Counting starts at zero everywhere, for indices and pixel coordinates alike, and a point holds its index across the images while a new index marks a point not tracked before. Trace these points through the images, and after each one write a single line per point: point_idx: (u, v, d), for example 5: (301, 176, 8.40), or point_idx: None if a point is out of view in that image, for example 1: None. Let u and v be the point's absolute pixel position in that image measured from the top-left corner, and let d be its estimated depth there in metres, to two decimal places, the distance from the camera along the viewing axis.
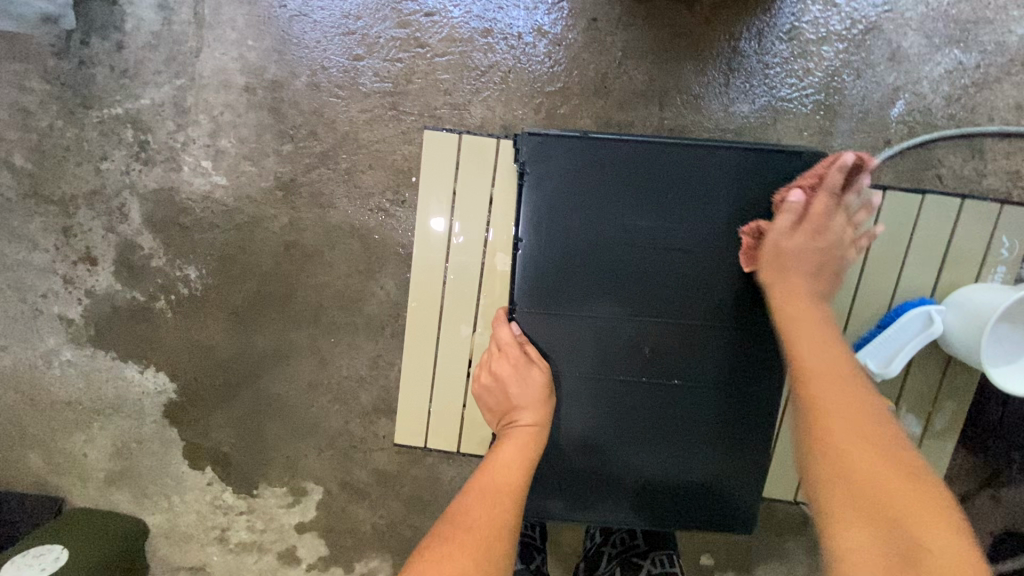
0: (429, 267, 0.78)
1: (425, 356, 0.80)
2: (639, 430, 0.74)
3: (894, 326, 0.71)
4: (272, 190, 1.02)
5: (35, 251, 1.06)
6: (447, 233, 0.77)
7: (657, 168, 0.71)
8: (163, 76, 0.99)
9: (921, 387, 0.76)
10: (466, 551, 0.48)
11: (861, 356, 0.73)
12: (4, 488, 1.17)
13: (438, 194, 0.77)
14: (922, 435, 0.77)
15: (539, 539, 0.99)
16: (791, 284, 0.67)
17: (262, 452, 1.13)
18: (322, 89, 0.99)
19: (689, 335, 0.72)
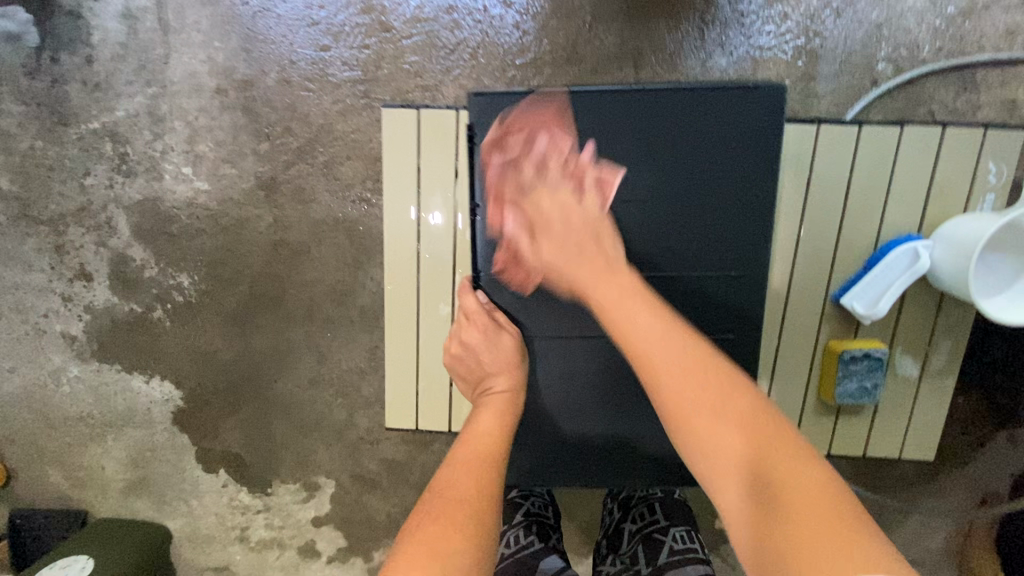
0: (401, 248, 0.77)
1: (407, 338, 0.80)
2: (616, 387, 0.73)
3: (879, 266, 0.69)
4: (253, 190, 1.02)
5: (32, 272, 1.08)
6: (415, 213, 0.76)
7: (608, 118, 0.67)
8: (135, 85, 0.99)
9: (916, 328, 0.74)
10: (458, 529, 0.48)
11: (847, 300, 0.71)
12: (29, 505, 1.20)
13: (402, 174, 0.75)
14: (920, 375, 0.75)
15: (552, 517, 0.94)
16: (586, 264, 0.65)
17: (271, 450, 1.15)
18: (293, 83, 0.98)
19: (658, 288, 0.70)
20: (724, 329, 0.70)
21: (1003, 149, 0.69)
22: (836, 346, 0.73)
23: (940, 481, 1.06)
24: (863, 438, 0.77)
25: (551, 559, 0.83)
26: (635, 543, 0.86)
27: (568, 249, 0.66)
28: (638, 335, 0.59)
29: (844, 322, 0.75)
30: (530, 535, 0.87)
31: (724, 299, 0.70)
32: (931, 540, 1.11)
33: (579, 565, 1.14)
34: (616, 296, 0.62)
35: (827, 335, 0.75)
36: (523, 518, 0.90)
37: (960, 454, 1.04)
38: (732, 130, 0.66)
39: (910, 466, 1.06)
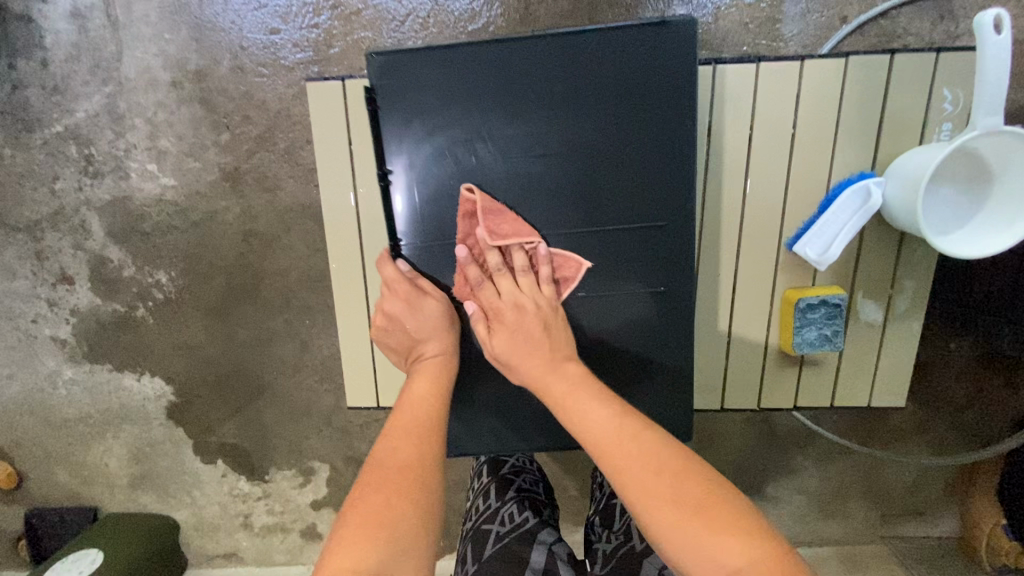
0: (342, 225, 0.76)
1: (357, 315, 0.80)
2: None
3: (831, 209, 0.67)
4: (219, 182, 1.01)
5: (16, 279, 1.10)
6: (353, 190, 0.75)
7: (515, 69, 0.66)
8: (92, 85, 0.99)
9: (877, 268, 0.71)
10: (403, 493, 0.50)
11: (799, 248, 0.69)
12: (41, 504, 1.25)
13: (334, 152, 0.74)
14: (885, 321, 0.73)
15: (542, 492, 0.94)
16: (534, 361, 0.62)
17: (263, 438, 1.17)
18: (246, 70, 0.97)
19: (581, 241, 0.69)
20: (656, 283, 0.70)
21: (955, 73, 0.66)
22: (793, 295, 0.71)
23: (935, 429, 1.04)
24: (834, 388, 0.76)
25: (548, 534, 0.82)
26: (631, 519, 0.84)
27: (521, 346, 0.63)
28: (592, 425, 0.55)
29: (806, 270, 0.72)
30: (524, 512, 0.85)
31: (656, 251, 0.69)
32: (930, 490, 1.09)
33: (575, 532, 1.15)
34: (565, 386, 0.59)
35: (783, 285, 0.73)
36: (515, 493, 0.89)
37: (955, 401, 1.01)
38: (648, 74, 0.65)
39: (904, 416, 1.04)
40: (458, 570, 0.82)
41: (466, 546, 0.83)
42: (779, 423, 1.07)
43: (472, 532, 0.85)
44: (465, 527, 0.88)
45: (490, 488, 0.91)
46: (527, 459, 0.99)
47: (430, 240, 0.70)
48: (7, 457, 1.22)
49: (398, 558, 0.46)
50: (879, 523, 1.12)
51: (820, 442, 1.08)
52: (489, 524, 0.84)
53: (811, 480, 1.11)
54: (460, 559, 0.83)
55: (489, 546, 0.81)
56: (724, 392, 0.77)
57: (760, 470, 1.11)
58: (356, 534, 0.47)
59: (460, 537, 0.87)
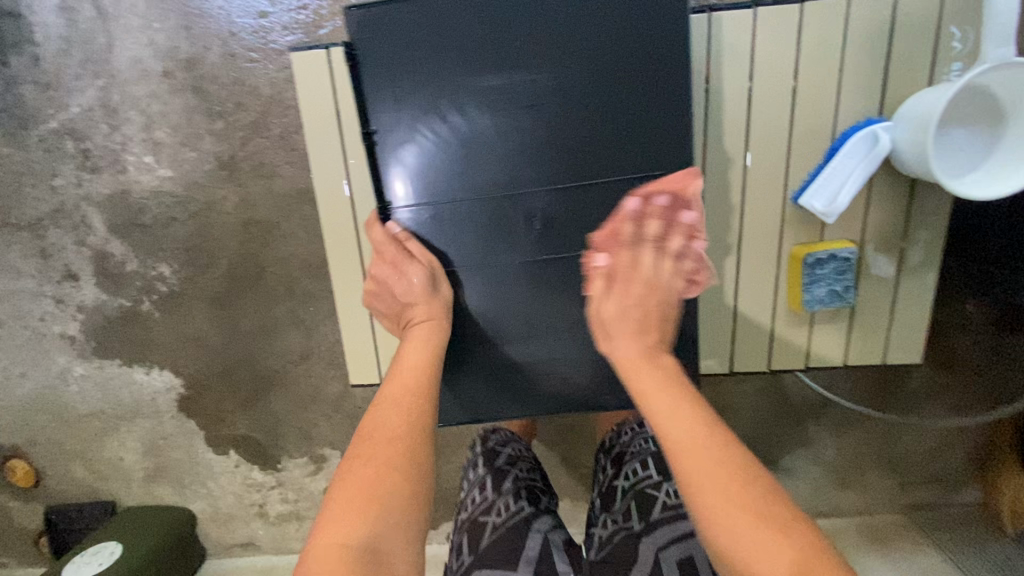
0: (335, 200, 0.75)
1: (354, 291, 0.79)
2: (553, 307, 0.72)
3: (838, 156, 0.65)
4: (215, 171, 1.01)
5: (22, 278, 1.10)
6: (344, 164, 0.74)
7: (497, 16, 0.64)
8: (84, 79, 0.98)
9: (888, 220, 0.69)
10: (391, 465, 0.51)
11: (805, 199, 0.67)
12: (61, 500, 1.27)
13: (322, 125, 0.73)
14: (898, 274, 0.71)
15: (539, 479, 0.93)
16: (632, 348, 0.61)
17: (273, 427, 1.17)
18: (237, 56, 0.96)
19: (572, 196, 0.68)
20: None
21: (964, 8, 0.63)
22: (801, 249, 0.70)
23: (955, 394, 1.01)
24: (843, 346, 0.74)
25: (542, 521, 0.82)
26: (629, 501, 0.81)
27: (634, 315, 0.64)
28: (674, 431, 0.53)
29: (814, 225, 0.70)
30: (520, 502, 0.84)
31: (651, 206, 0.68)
32: (951, 456, 1.07)
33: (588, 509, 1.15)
34: (648, 380, 0.58)
35: (791, 242, 0.71)
36: (511, 484, 0.88)
37: (974, 365, 0.98)
38: (635, 18, 0.63)
39: (923, 382, 1.01)
40: (453, 561, 0.82)
41: (461, 535, 0.83)
42: (793, 393, 1.06)
43: (466, 523, 0.84)
44: (459, 517, 0.86)
45: (486, 479, 0.89)
46: (522, 447, 0.98)
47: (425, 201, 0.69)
48: (24, 455, 1.23)
49: (385, 530, 0.48)
50: (898, 491, 1.10)
51: (835, 410, 1.07)
52: (486, 515, 0.83)
53: (826, 449, 1.09)
54: (455, 549, 0.82)
55: (484, 536, 0.80)
56: (729, 355, 0.76)
57: (773, 441, 1.09)
58: (345, 508, 0.48)
59: (454, 527, 0.86)
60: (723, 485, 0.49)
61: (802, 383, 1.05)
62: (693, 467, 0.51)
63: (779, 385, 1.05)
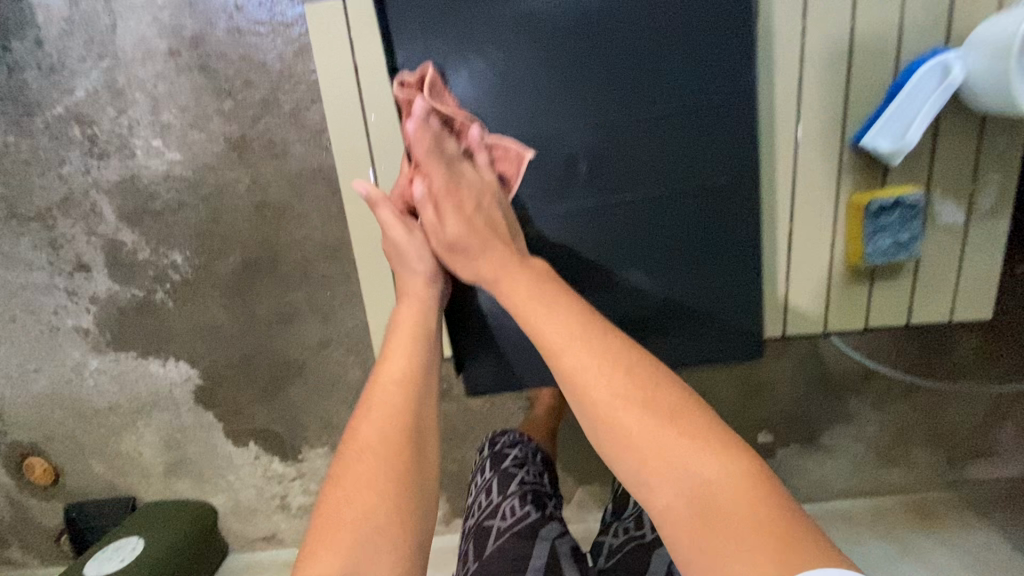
0: (356, 162, 0.72)
1: (379, 260, 0.75)
2: (600, 258, 0.68)
3: (907, 89, 0.60)
4: (226, 153, 0.98)
5: (33, 270, 1.08)
6: (365, 124, 0.70)
7: None
8: (88, 61, 0.95)
9: (955, 162, 0.65)
10: (376, 480, 0.47)
11: (870, 138, 0.62)
12: (81, 497, 1.25)
13: (339, 81, 0.68)
14: (968, 220, 0.67)
15: (547, 483, 0.89)
16: (487, 258, 0.60)
17: (293, 416, 1.15)
18: (244, 31, 0.92)
19: (614, 131, 0.65)
20: (716, 177, 0.65)
21: None
22: (862, 198, 0.65)
23: None
24: (907, 301, 0.70)
25: (550, 526, 0.78)
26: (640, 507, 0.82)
27: (477, 227, 0.61)
28: (551, 334, 0.52)
29: (876, 170, 0.66)
30: (526, 506, 0.80)
31: (698, 144, 0.65)
32: (1001, 428, 1.02)
33: None
34: (524, 294, 0.56)
35: (849, 190, 0.67)
36: (517, 488, 0.83)
37: None
38: None
39: (970, 351, 0.97)
40: (461, 569, 0.79)
41: (468, 542, 0.80)
42: (834, 367, 1.02)
43: (473, 528, 0.81)
44: (467, 522, 0.84)
45: (491, 484, 0.86)
46: (530, 448, 0.93)
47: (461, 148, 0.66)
48: (41, 452, 1.22)
49: (373, 552, 0.44)
50: (944, 468, 1.05)
51: (876, 383, 1.02)
52: (491, 519, 0.80)
53: (870, 425, 1.04)
54: (462, 558, 0.79)
55: (489, 542, 0.77)
56: (785, 317, 0.71)
57: (811, 416, 1.05)
58: (327, 537, 0.44)
59: (461, 534, 0.83)
60: (611, 394, 0.48)
61: (842, 355, 1.01)
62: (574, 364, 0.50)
63: (818, 354, 1.01)
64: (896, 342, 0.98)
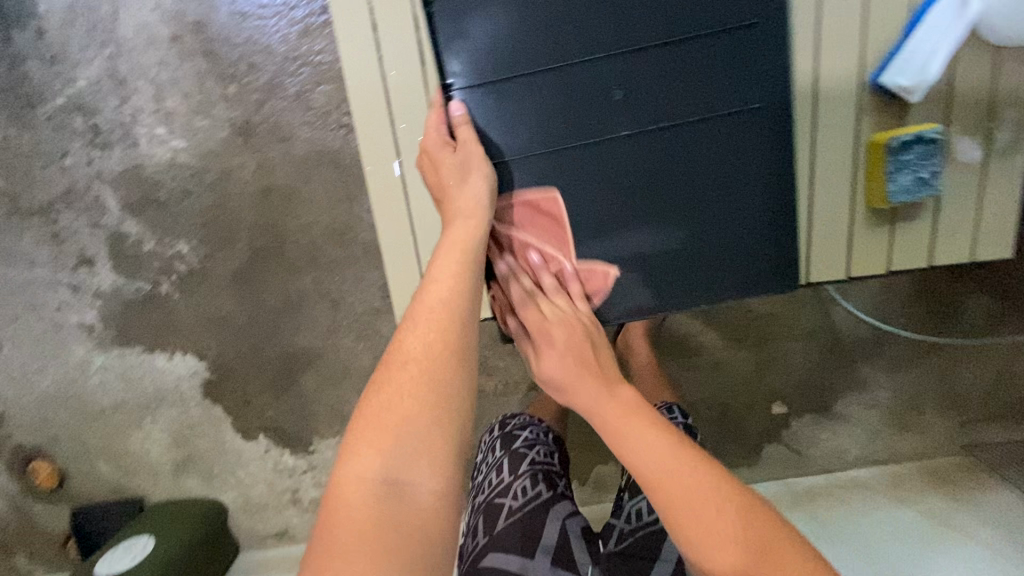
0: (372, 115, 0.72)
1: (398, 216, 0.76)
2: (631, 197, 0.62)
3: (921, 29, 0.62)
4: (231, 138, 0.97)
5: (36, 266, 1.06)
6: (383, 78, 0.71)
7: None
8: (90, 50, 0.95)
9: (973, 96, 0.65)
10: (412, 391, 0.46)
11: (885, 78, 0.63)
12: (87, 500, 1.22)
13: (355, 38, 0.69)
14: (985, 158, 0.67)
15: (557, 462, 0.84)
16: (589, 388, 0.54)
17: (304, 406, 1.13)
18: (247, 15, 0.92)
19: (655, 56, 0.59)
20: (749, 101, 0.59)
21: None
22: (881, 137, 0.65)
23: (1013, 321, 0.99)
24: (929, 242, 0.70)
25: (559, 505, 0.76)
26: (653, 489, 0.77)
27: (574, 363, 0.56)
28: (642, 462, 0.48)
29: (891, 110, 0.66)
30: (537, 486, 0.78)
31: (736, 65, 0.59)
32: (1013, 390, 1.03)
33: None
34: (619, 415, 0.52)
35: (869, 128, 0.66)
36: (528, 467, 0.80)
37: None
38: None
39: (981, 309, 1.00)
40: (469, 542, 0.79)
41: (477, 517, 0.79)
42: (845, 334, 1.02)
43: (482, 504, 0.80)
44: (475, 497, 0.82)
45: (502, 463, 0.82)
46: (540, 428, 0.88)
47: (484, 83, 0.61)
48: (46, 455, 1.19)
49: (410, 459, 0.44)
50: (958, 432, 1.05)
51: (891, 347, 1.03)
52: (501, 498, 0.78)
53: (883, 391, 1.05)
54: (470, 530, 0.79)
55: (499, 521, 0.76)
56: (807, 259, 0.71)
57: (824, 386, 1.05)
58: (366, 439, 0.45)
59: (470, 509, 0.82)
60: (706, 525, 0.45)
61: (855, 321, 1.02)
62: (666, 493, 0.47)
63: (828, 322, 1.02)
64: (904, 303, 1.01)
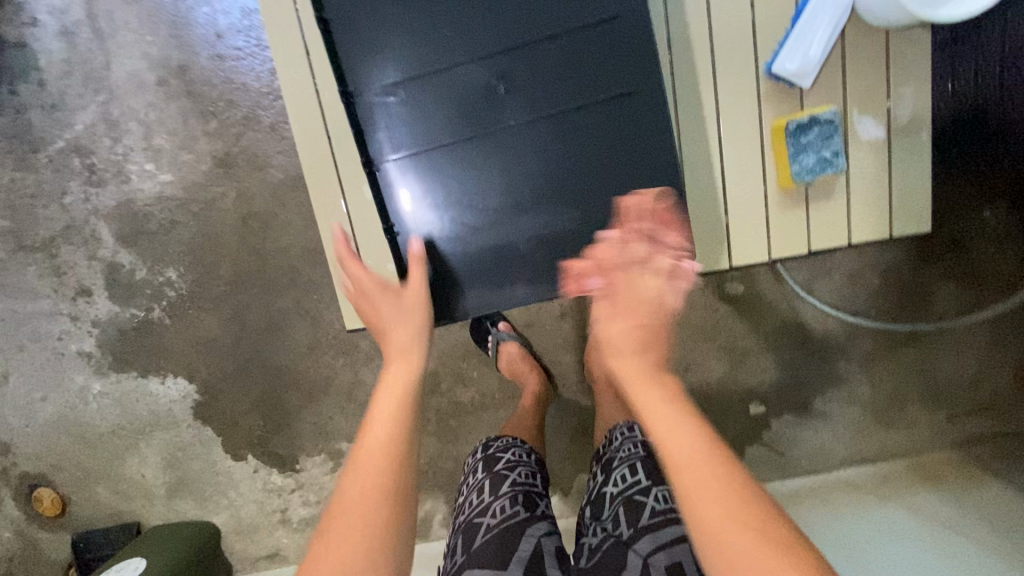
0: (311, 133, 0.71)
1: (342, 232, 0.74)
2: (533, 185, 0.65)
3: (803, 18, 0.65)
4: (213, 170, 1.05)
5: (39, 298, 1.14)
6: (318, 99, 0.70)
7: None
8: (86, 97, 1.04)
9: (870, 78, 0.67)
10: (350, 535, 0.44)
11: (777, 64, 0.66)
12: (87, 526, 1.26)
13: (292, 65, 0.69)
14: (888, 136, 0.69)
15: (540, 483, 0.78)
16: (637, 360, 0.50)
17: (290, 425, 1.16)
18: (225, 57, 1.01)
19: (543, 53, 0.62)
20: (622, 85, 0.62)
21: None
22: (782, 120, 0.68)
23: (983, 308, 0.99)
24: (847, 224, 0.71)
25: (538, 526, 0.69)
26: (618, 507, 0.69)
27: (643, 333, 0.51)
28: (675, 449, 0.43)
29: (792, 95, 0.68)
30: (517, 503, 0.71)
31: (614, 56, 0.61)
32: (995, 380, 1.02)
33: None
34: (662, 407, 0.46)
35: (771, 114, 0.69)
36: (510, 487, 0.73)
37: (1003, 274, 0.98)
38: None
39: (951, 299, 1.00)
40: (448, 565, 0.70)
41: (455, 537, 0.71)
42: (816, 329, 1.03)
43: (461, 524, 0.72)
44: (456, 518, 0.74)
45: (483, 483, 0.75)
46: (523, 448, 0.83)
47: (384, 85, 0.63)
48: (49, 482, 1.24)
49: None
50: (946, 425, 1.04)
51: (863, 340, 1.03)
52: (481, 515, 0.70)
53: (861, 386, 1.04)
54: (449, 551, 0.71)
55: (478, 537, 0.68)
56: (728, 244, 0.72)
57: (802, 383, 1.05)
58: None
59: (450, 530, 0.74)
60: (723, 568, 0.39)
61: (820, 315, 1.03)
62: (697, 489, 0.41)
63: (797, 318, 1.03)
64: (870, 296, 1.01)
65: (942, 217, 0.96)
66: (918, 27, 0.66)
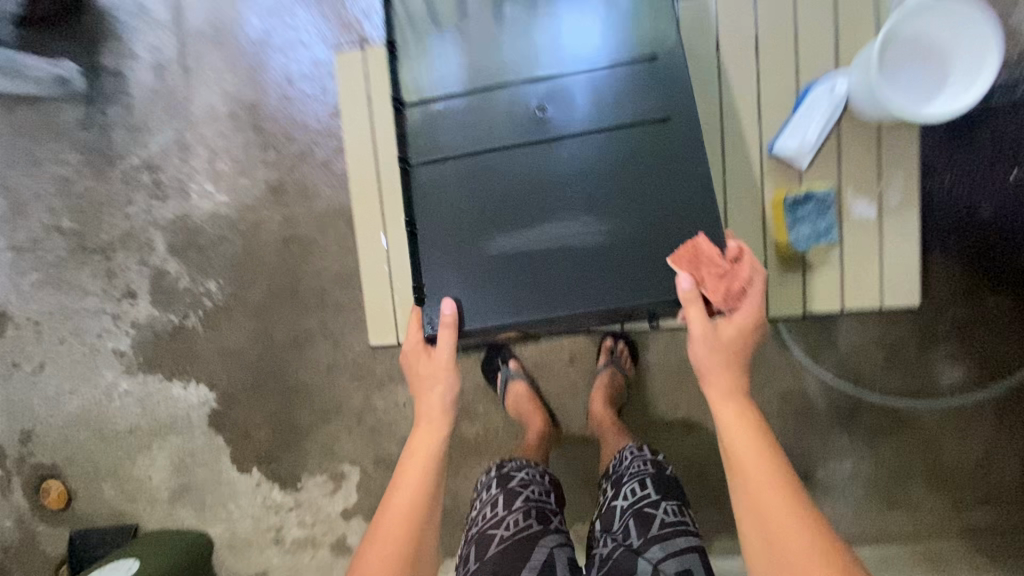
0: (362, 165, 0.80)
1: (377, 255, 0.81)
2: (561, 200, 0.69)
3: (802, 107, 0.73)
4: (265, 195, 1.15)
5: (87, 296, 1.23)
6: (371, 139, 0.80)
7: None
8: (165, 122, 1.17)
9: (864, 165, 0.74)
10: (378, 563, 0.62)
11: (777, 143, 0.74)
12: (87, 524, 1.28)
13: (353, 106, 0.79)
14: (880, 217, 0.75)
15: (553, 501, 0.80)
16: (721, 374, 0.65)
17: (298, 442, 1.20)
18: (292, 98, 1.13)
19: (583, 85, 0.69)
20: (656, 116, 0.68)
21: None
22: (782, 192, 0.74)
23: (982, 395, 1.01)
24: (842, 295, 0.76)
25: (550, 536, 0.72)
26: (628, 519, 0.71)
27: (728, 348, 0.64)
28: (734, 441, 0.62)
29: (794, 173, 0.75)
30: (529, 517, 0.73)
31: (649, 93, 0.68)
32: (1001, 472, 1.02)
33: None
34: (731, 410, 0.64)
35: (773, 187, 0.76)
36: (523, 501, 0.75)
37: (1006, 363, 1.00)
38: None
39: (955, 380, 1.01)
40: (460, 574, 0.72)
41: (468, 547, 0.73)
42: (819, 398, 1.05)
43: (474, 535, 0.74)
44: (469, 530, 0.76)
45: (496, 496, 0.77)
46: (535, 467, 0.84)
47: (436, 99, 0.71)
48: (60, 475, 1.28)
49: None
50: (952, 513, 1.02)
51: (868, 415, 1.04)
52: (493, 527, 0.72)
53: (865, 464, 1.04)
54: (461, 561, 0.73)
55: (490, 547, 0.70)
56: None
57: (804, 453, 1.06)
58: None
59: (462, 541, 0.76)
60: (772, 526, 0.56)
61: (824, 385, 1.05)
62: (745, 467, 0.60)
63: (802, 385, 1.05)
64: (875, 365, 1.03)
65: (946, 298, 1.00)
66: (910, 125, 0.73)
